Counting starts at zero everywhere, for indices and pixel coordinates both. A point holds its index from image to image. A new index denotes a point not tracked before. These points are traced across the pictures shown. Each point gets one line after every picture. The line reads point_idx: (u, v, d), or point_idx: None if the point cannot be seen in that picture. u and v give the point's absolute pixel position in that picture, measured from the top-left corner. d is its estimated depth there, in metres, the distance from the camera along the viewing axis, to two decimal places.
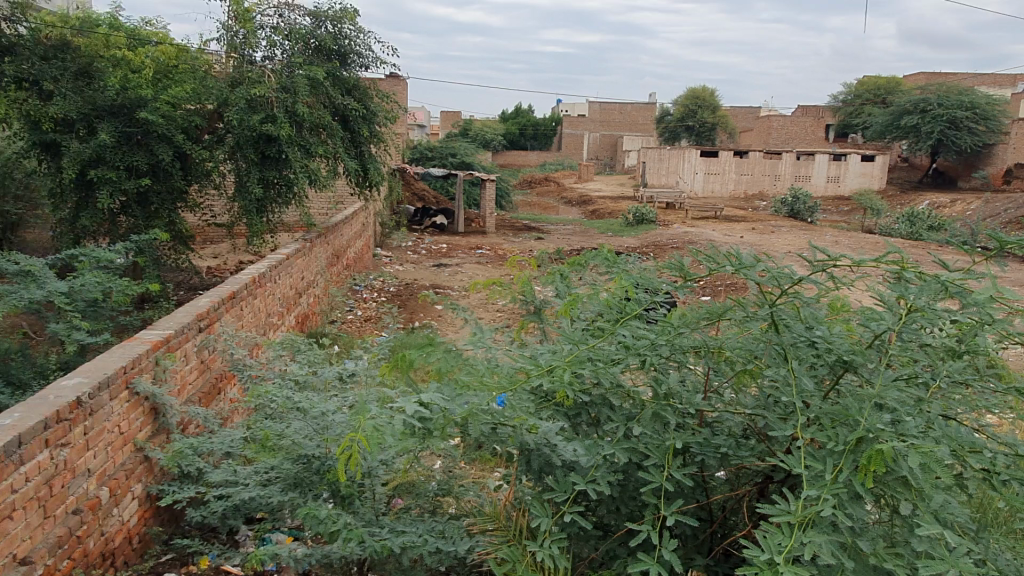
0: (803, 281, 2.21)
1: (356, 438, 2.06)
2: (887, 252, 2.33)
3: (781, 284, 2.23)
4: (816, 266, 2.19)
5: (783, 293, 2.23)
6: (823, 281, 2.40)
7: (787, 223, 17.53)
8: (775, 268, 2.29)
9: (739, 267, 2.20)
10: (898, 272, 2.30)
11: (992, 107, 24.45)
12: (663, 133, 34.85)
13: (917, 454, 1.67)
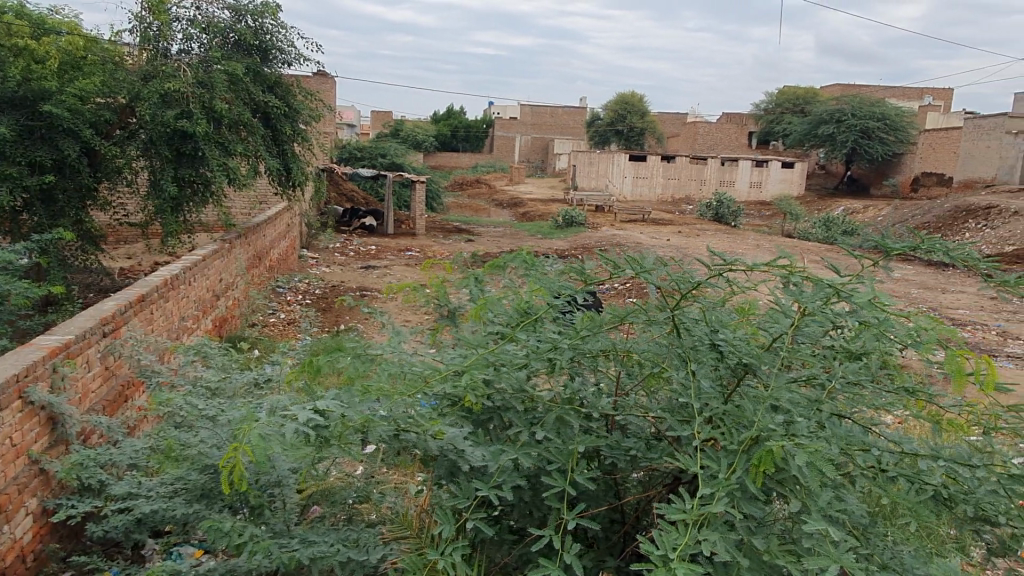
0: (702, 285, 2.25)
1: (243, 447, 1.98)
2: (779, 255, 2.40)
3: (683, 286, 2.24)
4: (714, 269, 2.24)
5: (682, 297, 2.27)
6: (724, 284, 2.46)
7: (711, 227, 18.06)
8: (677, 271, 2.31)
9: (640, 271, 2.24)
10: (788, 277, 2.37)
11: (901, 119, 25.77)
12: (594, 137, 35.35)
13: (804, 453, 1.72)
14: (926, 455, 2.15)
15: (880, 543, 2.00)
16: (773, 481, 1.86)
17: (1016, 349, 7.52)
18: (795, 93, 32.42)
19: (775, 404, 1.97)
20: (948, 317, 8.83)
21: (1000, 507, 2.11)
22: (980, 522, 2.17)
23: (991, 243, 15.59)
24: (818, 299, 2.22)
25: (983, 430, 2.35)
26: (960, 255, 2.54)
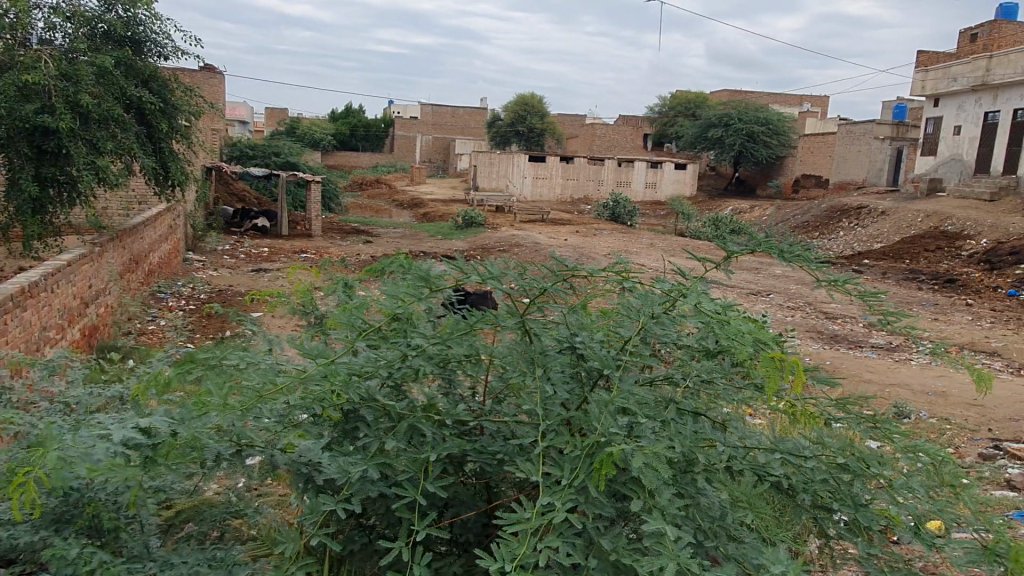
0: (548, 290, 2.38)
1: (39, 470, 1.85)
2: (618, 259, 2.48)
3: (526, 291, 2.39)
4: (558, 276, 2.39)
5: (531, 304, 2.35)
6: (574, 290, 2.55)
7: (607, 227, 18.48)
8: (522, 278, 2.43)
9: (486, 278, 2.30)
10: (627, 281, 2.45)
11: (782, 124, 27.25)
12: (494, 137, 35.49)
13: (641, 455, 1.78)
14: (766, 448, 2.27)
15: (726, 536, 2.09)
16: (616, 483, 1.92)
17: (879, 340, 8.05)
18: (687, 97, 33.60)
19: (619, 405, 2.03)
20: (820, 312, 9.36)
21: (833, 492, 2.26)
22: (820, 510, 2.31)
23: (862, 240, 16.73)
24: (661, 302, 2.31)
25: (824, 422, 2.49)
26: (793, 256, 2.71)
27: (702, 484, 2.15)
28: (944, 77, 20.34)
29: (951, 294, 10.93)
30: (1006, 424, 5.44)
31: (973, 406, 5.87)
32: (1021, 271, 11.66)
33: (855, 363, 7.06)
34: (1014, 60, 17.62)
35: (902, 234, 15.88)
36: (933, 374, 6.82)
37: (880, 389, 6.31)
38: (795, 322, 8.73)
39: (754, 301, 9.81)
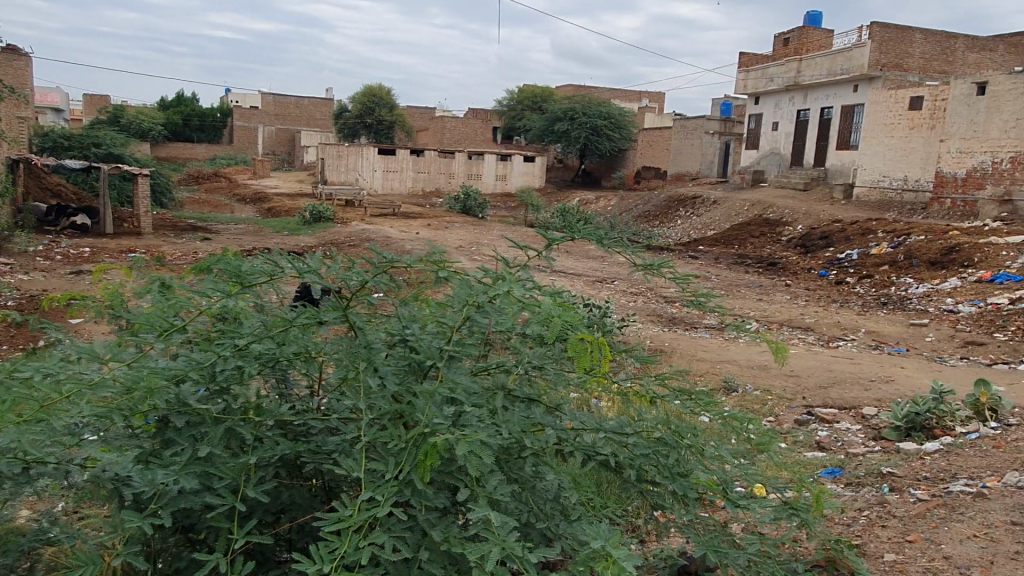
0: (370, 284, 2.35)
1: None
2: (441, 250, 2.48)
3: (347, 285, 2.36)
4: (379, 269, 2.37)
5: (351, 299, 2.31)
6: (400, 282, 2.54)
7: (459, 219, 18.54)
8: (344, 273, 2.39)
9: (305, 274, 2.23)
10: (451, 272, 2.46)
11: (623, 118, 28.55)
12: (342, 129, 34.54)
13: (463, 442, 1.78)
14: (592, 429, 2.36)
15: (558, 517, 2.16)
16: (444, 474, 1.93)
17: (711, 321, 8.61)
18: (534, 91, 34.27)
19: (446, 396, 2.03)
20: (659, 296, 9.87)
21: (656, 467, 2.39)
22: (647, 483, 2.43)
23: (697, 228, 17.91)
24: (483, 290, 2.33)
25: (648, 400, 2.62)
26: (613, 242, 2.82)
27: (534, 468, 2.19)
28: (762, 77, 22.09)
29: (772, 276, 11.92)
30: (817, 392, 6.00)
31: (790, 376, 6.43)
32: (830, 253, 12.93)
33: (689, 343, 7.51)
34: (820, 63, 19.42)
35: (731, 222, 17.17)
36: (756, 350, 7.40)
37: (712, 366, 6.76)
38: (636, 307, 9.18)
39: (599, 288, 10.18)
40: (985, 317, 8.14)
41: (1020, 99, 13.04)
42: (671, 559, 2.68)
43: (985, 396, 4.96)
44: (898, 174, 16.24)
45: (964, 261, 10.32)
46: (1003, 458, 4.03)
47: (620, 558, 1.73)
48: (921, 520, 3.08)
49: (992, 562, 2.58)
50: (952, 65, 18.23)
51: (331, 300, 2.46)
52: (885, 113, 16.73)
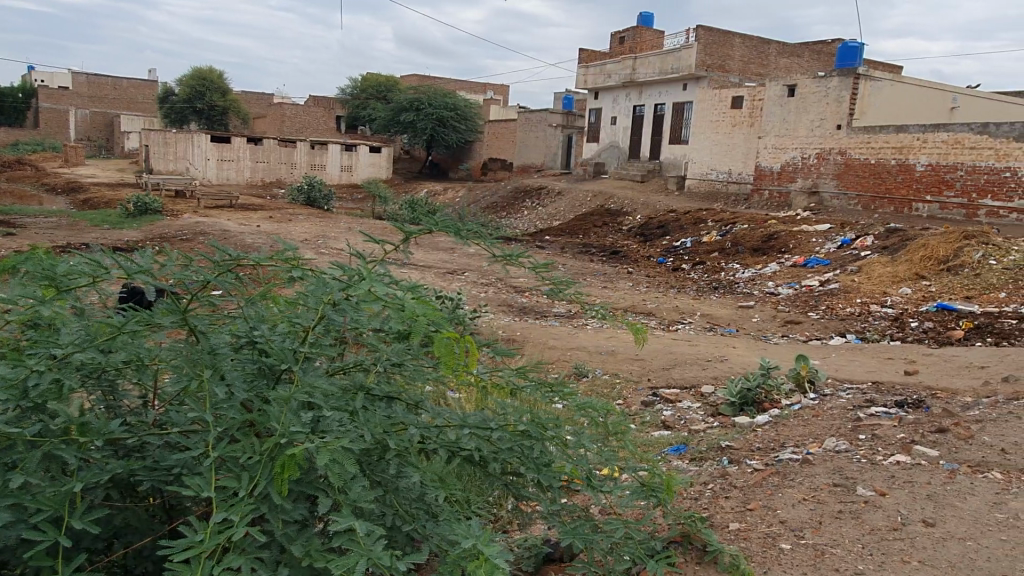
0: (211, 282, 2.17)
1: None
2: (288, 245, 2.33)
3: (187, 285, 2.16)
4: (222, 265, 2.19)
5: (189, 302, 2.11)
6: (243, 280, 2.36)
7: (303, 211, 17.80)
8: (181, 271, 2.19)
9: (133, 274, 2.02)
10: (295, 268, 2.32)
11: (469, 109, 28.69)
12: (169, 114, 32.01)
13: (323, 451, 1.68)
14: (455, 425, 2.33)
15: (422, 516, 2.11)
16: (301, 484, 1.81)
17: (560, 309, 8.86)
18: (377, 80, 33.49)
19: (301, 400, 1.92)
20: (509, 286, 10.00)
21: (519, 458, 2.40)
22: (510, 475, 2.44)
23: (543, 219, 18.41)
24: (338, 288, 2.22)
25: (507, 391, 2.62)
26: (469, 234, 2.78)
27: (397, 468, 2.11)
28: (600, 73, 22.98)
29: (615, 264, 12.45)
30: (661, 373, 6.36)
31: (636, 360, 6.74)
32: (666, 242, 13.73)
33: (541, 332, 7.67)
34: (652, 62, 20.49)
35: (575, 212, 17.78)
36: (603, 335, 7.70)
37: (563, 354, 6.94)
38: (488, 297, 9.25)
39: (450, 280, 10.13)
40: (801, 298, 8.99)
41: (823, 101, 14.52)
42: (536, 548, 2.70)
43: (805, 369, 5.44)
44: (723, 168, 17.53)
45: (782, 247, 11.35)
46: (821, 426, 4.45)
47: (492, 555, 1.71)
48: (759, 489, 3.32)
49: (821, 522, 2.82)
50: (767, 69, 19.91)
51: (167, 301, 2.23)
52: (710, 111, 17.98)
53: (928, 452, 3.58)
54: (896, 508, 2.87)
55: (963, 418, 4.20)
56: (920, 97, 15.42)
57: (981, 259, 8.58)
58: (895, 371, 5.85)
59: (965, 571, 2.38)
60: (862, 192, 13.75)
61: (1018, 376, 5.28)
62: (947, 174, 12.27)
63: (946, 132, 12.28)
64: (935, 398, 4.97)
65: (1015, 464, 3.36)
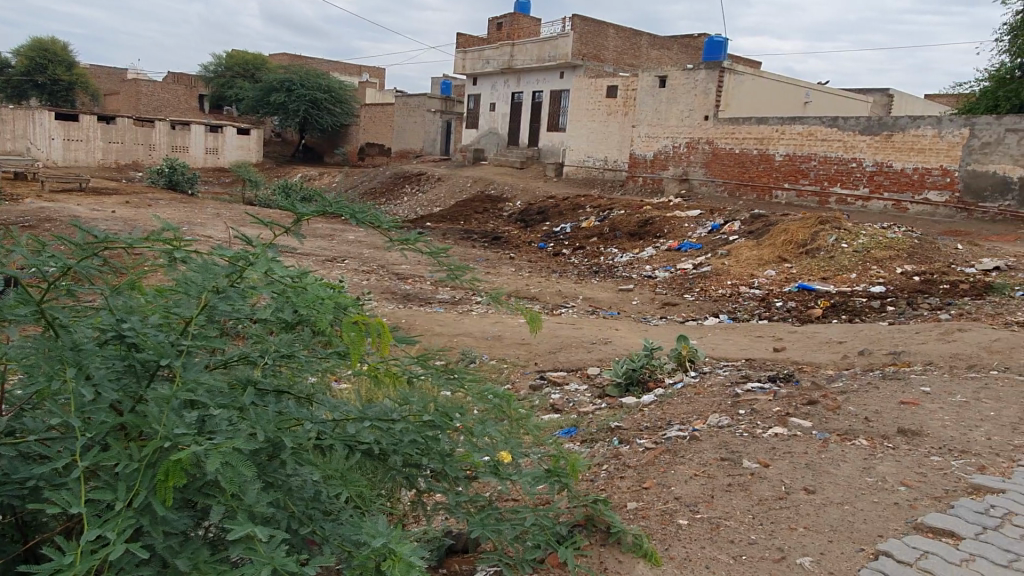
0: (72, 269, 1.92)
1: None
2: (161, 227, 2.10)
3: (42, 272, 1.90)
4: (84, 251, 1.95)
5: (45, 291, 1.86)
6: (110, 266, 2.12)
7: (165, 196, 16.63)
8: (36, 258, 1.92)
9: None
10: (170, 252, 2.09)
11: (343, 92, 27.86)
12: (4, 88, 28.93)
13: (215, 454, 1.53)
14: (354, 418, 2.20)
15: (321, 517, 1.98)
16: (187, 491, 1.64)
17: (444, 295, 8.77)
18: (244, 58, 31.78)
19: (183, 399, 1.74)
20: (392, 273, 9.78)
21: (422, 450, 2.31)
22: (410, 467, 2.35)
23: (424, 205, 18.19)
24: (221, 275, 2.04)
25: (405, 381, 2.51)
26: (361, 218, 2.64)
27: (291, 468, 1.97)
28: (478, 59, 22.93)
29: (498, 250, 12.49)
30: (547, 357, 6.43)
31: (523, 345, 6.77)
32: (546, 227, 13.94)
33: (427, 319, 7.53)
34: (530, 50, 20.65)
35: (456, 198, 17.69)
36: (489, 320, 7.69)
37: (449, 340, 6.85)
38: (371, 284, 8.99)
39: (331, 268, 9.77)
40: (676, 281, 9.38)
41: (692, 93, 15.20)
42: (437, 540, 2.61)
43: (686, 349, 5.65)
44: (599, 155, 17.99)
45: (657, 232, 11.79)
46: (703, 402, 4.63)
47: (406, 554, 1.63)
48: (652, 467, 3.39)
49: (712, 495, 2.90)
50: (638, 60, 20.57)
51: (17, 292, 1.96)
52: (586, 100, 18.39)
53: (802, 424, 3.80)
54: (780, 478, 3.01)
55: (829, 390, 4.50)
56: (778, 92, 16.41)
57: (834, 243, 9.26)
58: (766, 348, 6.20)
59: (845, 533, 2.53)
60: (728, 179, 14.54)
61: (871, 349, 5.75)
62: (802, 164, 13.17)
63: (800, 124, 13.16)
64: (802, 372, 5.31)
65: (877, 432, 3.62)
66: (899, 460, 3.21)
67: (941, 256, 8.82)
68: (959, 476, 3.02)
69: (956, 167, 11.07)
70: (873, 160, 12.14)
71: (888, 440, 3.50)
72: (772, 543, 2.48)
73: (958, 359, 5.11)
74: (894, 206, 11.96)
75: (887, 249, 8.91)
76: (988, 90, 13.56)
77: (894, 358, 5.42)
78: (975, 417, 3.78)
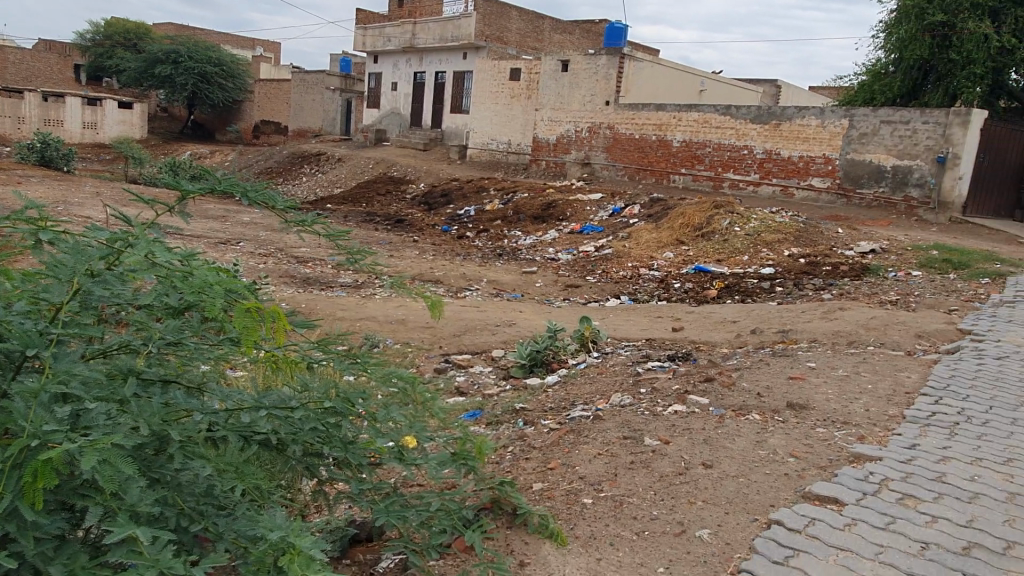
0: None
1: None
2: (22, 206, 1.91)
3: None
4: None
5: None
6: None
7: (37, 173, 15.35)
8: None
9: None
10: (35, 234, 1.90)
11: (236, 66, 26.56)
12: None
13: (91, 451, 1.40)
14: (250, 407, 2.09)
15: (213, 513, 1.87)
16: (61, 492, 1.51)
17: (346, 279, 8.53)
18: (124, 26, 29.69)
19: (54, 392, 1.59)
20: (290, 257, 9.43)
21: (322, 438, 2.22)
22: (310, 456, 2.25)
23: (323, 187, 17.67)
24: (96, 258, 1.87)
25: (304, 367, 2.40)
26: (253, 197, 2.49)
27: (181, 462, 1.85)
28: (379, 36, 22.38)
29: (401, 233, 12.28)
30: (452, 339, 6.37)
31: (427, 328, 6.69)
32: (450, 210, 13.84)
33: (327, 303, 7.31)
34: (432, 29, 20.32)
35: (357, 179, 17.26)
36: (393, 304, 7.54)
37: (351, 324, 6.68)
38: (267, 268, 8.63)
39: (223, 251, 9.30)
40: (578, 263, 9.51)
41: (594, 78, 15.42)
42: (340, 530, 2.53)
43: (588, 330, 5.74)
44: (503, 137, 18.00)
45: (559, 215, 11.92)
46: (606, 382, 4.72)
47: (306, 547, 1.56)
48: (557, 448, 3.42)
49: (616, 473, 2.95)
50: (541, 43, 20.64)
51: None
52: (490, 82, 18.32)
53: (700, 401, 3.93)
54: (679, 454, 3.09)
55: (724, 367, 4.68)
56: (675, 80, 16.88)
57: (727, 226, 9.64)
58: (665, 328, 6.39)
59: (740, 505, 2.63)
60: (628, 164, 14.88)
61: (762, 328, 6.03)
62: (698, 150, 13.62)
63: (696, 112, 13.60)
64: (698, 351, 5.50)
65: (768, 406, 3.80)
66: (788, 433, 3.38)
67: (824, 238, 9.35)
68: (841, 446, 3.21)
69: (837, 156, 11.75)
70: (763, 147, 12.69)
71: (778, 414, 3.67)
72: (673, 517, 2.54)
73: (840, 336, 5.44)
74: (781, 191, 12.58)
75: (775, 232, 9.35)
76: (866, 83, 14.46)
77: (782, 336, 5.71)
78: (855, 390, 4.04)
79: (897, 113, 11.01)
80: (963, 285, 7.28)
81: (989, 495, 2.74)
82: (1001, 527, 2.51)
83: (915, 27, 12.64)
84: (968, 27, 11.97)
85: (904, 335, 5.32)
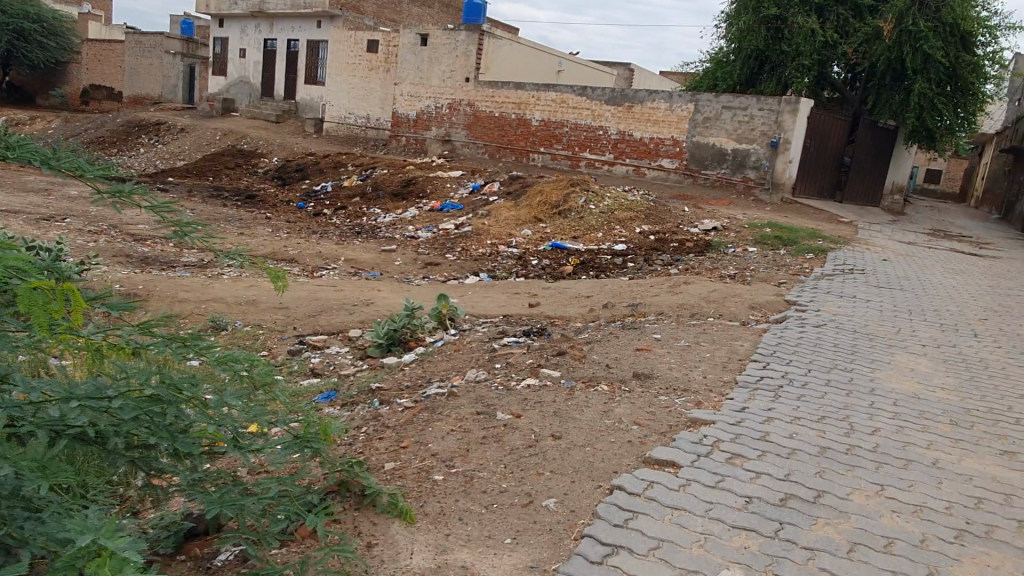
0: None
1: None
2: None
3: None
4: None
5: None
6: None
7: None
8: None
9: None
10: None
11: (59, 23, 24.04)
12: None
13: None
14: (59, 399, 1.90)
15: (21, 516, 1.70)
16: None
17: (190, 258, 8.00)
18: None
19: None
20: (126, 234, 8.72)
21: (151, 430, 2.06)
22: (139, 449, 2.09)
23: (164, 158, 16.43)
24: None
25: (129, 352, 2.21)
26: (61, 165, 2.22)
27: None
28: None
29: (251, 209, 11.67)
30: (306, 321, 6.15)
31: (279, 309, 6.41)
32: (305, 185, 13.34)
33: (168, 283, 6.83)
34: None
35: (202, 152, 16.20)
36: (242, 285, 7.17)
37: (195, 307, 6.29)
38: (99, 247, 7.93)
39: (47, 228, 8.44)
40: (438, 241, 9.46)
41: (453, 53, 15.31)
42: (176, 525, 2.38)
43: (445, 308, 5.72)
44: (361, 112, 17.50)
45: (419, 192, 11.78)
46: (462, 359, 4.74)
47: (118, 548, 1.44)
48: (410, 426, 3.40)
49: (468, 449, 2.97)
50: (400, 15, 20.17)
51: None
52: (346, 53, 17.71)
53: (553, 374, 4.04)
54: (530, 427, 3.16)
55: (576, 341, 4.83)
56: (533, 58, 17.07)
57: (583, 204, 9.91)
58: (522, 304, 6.50)
59: (586, 473, 2.72)
60: (489, 142, 14.95)
61: (613, 302, 6.28)
62: (556, 129, 13.90)
63: (553, 92, 13.83)
64: (553, 326, 5.65)
65: (616, 376, 3.97)
66: (633, 402, 3.53)
67: (671, 217, 9.87)
68: (680, 412, 3.41)
69: (683, 138, 12.38)
70: (617, 129, 13.16)
71: (625, 384, 3.84)
72: (521, 489, 2.60)
73: (683, 308, 5.77)
74: (634, 171, 13.11)
75: (628, 211, 9.76)
76: (711, 70, 15.34)
77: (632, 309, 5.96)
78: (694, 358, 4.30)
79: (737, 99, 11.75)
80: (792, 259, 7.94)
81: (804, 450, 3.01)
82: (813, 478, 2.77)
83: (753, 18, 13.54)
84: (797, 21, 13.01)
85: (740, 307, 5.74)
